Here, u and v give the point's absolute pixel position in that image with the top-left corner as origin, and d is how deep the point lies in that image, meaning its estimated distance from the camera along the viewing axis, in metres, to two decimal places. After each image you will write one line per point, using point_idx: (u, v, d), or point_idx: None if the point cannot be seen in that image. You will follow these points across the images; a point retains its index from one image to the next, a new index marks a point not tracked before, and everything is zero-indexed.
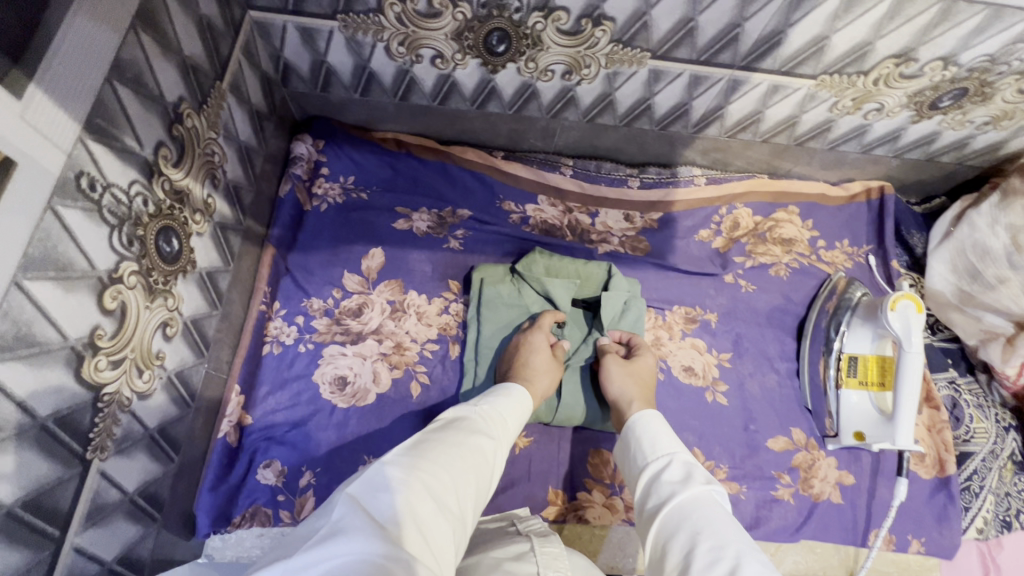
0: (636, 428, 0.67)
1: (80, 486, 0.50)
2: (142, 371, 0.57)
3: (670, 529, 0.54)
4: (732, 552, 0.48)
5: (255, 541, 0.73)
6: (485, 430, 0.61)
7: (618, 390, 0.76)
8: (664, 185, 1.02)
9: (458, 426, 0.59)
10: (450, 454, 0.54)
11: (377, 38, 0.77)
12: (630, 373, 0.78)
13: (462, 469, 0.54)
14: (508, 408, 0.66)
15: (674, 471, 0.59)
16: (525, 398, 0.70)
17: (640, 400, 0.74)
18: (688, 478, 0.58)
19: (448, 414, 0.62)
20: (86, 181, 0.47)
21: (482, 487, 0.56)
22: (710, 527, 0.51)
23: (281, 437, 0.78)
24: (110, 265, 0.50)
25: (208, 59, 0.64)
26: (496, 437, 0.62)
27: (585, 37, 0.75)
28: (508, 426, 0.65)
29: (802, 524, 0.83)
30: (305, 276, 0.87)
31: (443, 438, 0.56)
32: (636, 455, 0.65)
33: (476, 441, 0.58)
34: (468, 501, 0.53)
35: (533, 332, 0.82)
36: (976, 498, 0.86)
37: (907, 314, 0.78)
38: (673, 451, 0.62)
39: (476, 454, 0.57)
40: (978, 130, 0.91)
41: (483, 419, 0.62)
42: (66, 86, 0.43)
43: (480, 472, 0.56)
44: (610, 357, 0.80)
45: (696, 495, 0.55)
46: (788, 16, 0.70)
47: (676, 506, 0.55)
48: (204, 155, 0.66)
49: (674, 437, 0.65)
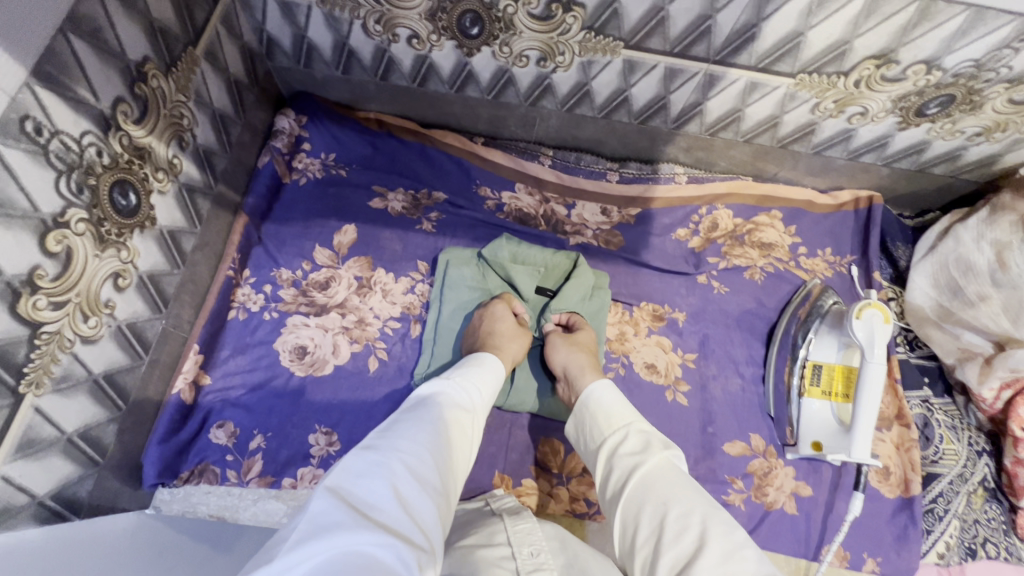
0: (591, 403, 0.67)
1: (10, 416, 0.52)
2: (87, 317, 0.59)
3: (638, 502, 0.55)
4: (697, 518, 0.51)
5: (202, 497, 0.75)
6: (460, 405, 0.62)
7: (565, 361, 0.77)
8: (644, 181, 1.01)
9: (434, 405, 0.59)
10: (428, 434, 0.54)
11: (354, 15, 0.79)
12: (575, 345, 0.79)
13: (440, 447, 0.55)
14: (481, 378, 0.67)
15: (634, 442, 0.61)
16: (498, 367, 0.72)
17: (591, 366, 0.74)
18: (647, 446, 0.59)
19: (423, 392, 0.62)
20: (32, 125, 0.49)
21: (462, 460, 0.58)
22: (674, 495, 0.53)
23: (237, 399, 0.79)
24: (55, 209, 0.53)
25: (179, 23, 0.67)
26: (473, 414, 0.63)
27: (556, 22, 0.75)
28: (483, 399, 0.66)
29: (752, 530, 0.80)
30: (276, 246, 0.89)
31: (418, 420, 0.56)
32: (593, 432, 0.65)
33: (452, 419, 0.59)
34: (450, 477, 0.54)
35: (494, 303, 0.83)
36: (940, 521, 0.83)
37: (873, 323, 0.76)
38: (628, 423, 0.63)
39: (454, 432, 0.58)
40: (969, 141, 0.88)
41: (458, 394, 0.63)
42: (16, 31, 0.46)
43: (457, 447, 0.57)
44: (554, 336, 0.81)
45: (656, 463, 0.57)
46: (761, 9, 0.69)
47: (639, 477, 0.57)
48: (171, 116, 0.68)
49: (628, 406, 0.66)
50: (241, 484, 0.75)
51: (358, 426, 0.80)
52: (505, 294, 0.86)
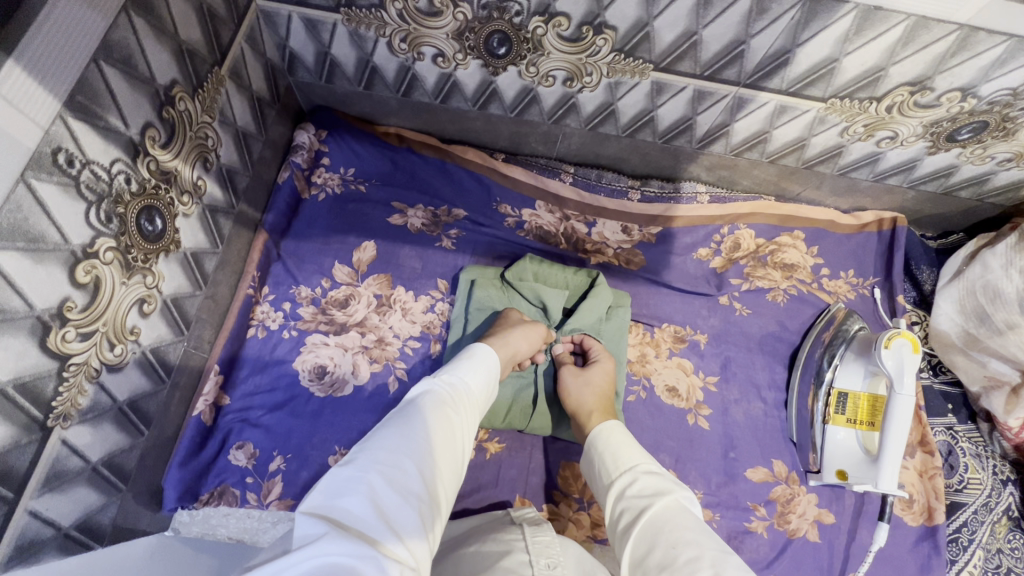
0: (599, 441, 0.67)
1: (38, 450, 0.52)
2: (113, 345, 0.59)
3: (647, 545, 0.53)
4: (709, 562, 0.48)
5: (221, 519, 0.72)
6: (453, 400, 0.59)
7: (575, 399, 0.76)
8: (665, 200, 1.00)
9: (422, 404, 0.56)
10: (415, 435, 0.51)
11: (380, 33, 0.78)
12: (586, 383, 0.77)
13: (430, 449, 0.51)
14: (471, 371, 0.64)
15: (643, 484, 0.59)
16: (490, 356, 0.69)
17: (600, 409, 0.73)
18: (657, 488, 0.58)
19: (414, 391, 0.59)
20: (64, 157, 0.48)
21: (457, 461, 0.55)
22: (685, 539, 0.51)
23: (256, 420, 0.78)
24: (85, 240, 0.52)
25: (206, 44, 0.66)
26: (467, 411, 0.60)
27: (586, 44, 0.74)
28: (477, 393, 0.63)
29: (775, 559, 0.78)
30: (296, 264, 0.88)
31: (406, 420, 0.53)
32: (602, 472, 0.65)
33: (444, 416, 0.56)
34: (445, 477, 0.52)
35: (511, 311, 0.83)
36: (964, 551, 0.82)
37: (902, 353, 0.75)
38: (634, 464, 0.62)
39: (448, 429, 0.55)
40: (999, 166, 0.87)
41: (449, 390, 0.60)
42: (49, 66, 0.45)
43: (450, 448, 0.54)
44: (563, 368, 0.80)
45: (666, 506, 0.56)
46: (796, 35, 0.67)
47: (647, 519, 0.55)
48: (197, 138, 0.68)
49: (636, 448, 0.65)
50: (262, 507, 0.73)
51: None
52: (513, 309, 0.84)
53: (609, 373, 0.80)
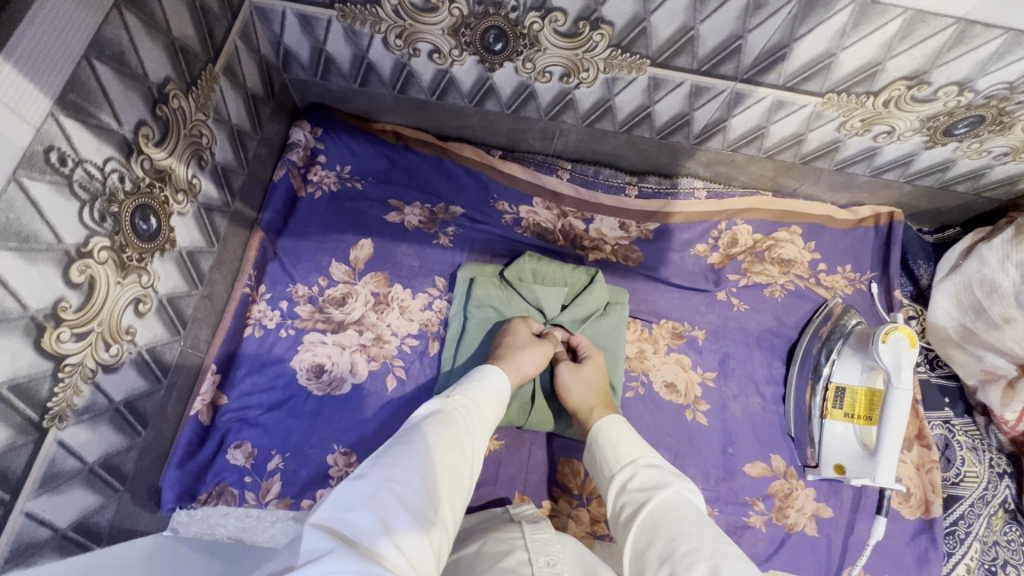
0: (601, 436, 0.67)
1: (34, 452, 0.52)
2: (109, 345, 0.58)
3: (647, 537, 0.53)
4: (709, 552, 0.48)
5: (220, 519, 0.72)
6: (461, 421, 0.58)
7: (578, 398, 0.75)
8: (663, 196, 1.00)
9: (431, 423, 0.56)
10: (424, 455, 0.51)
11: (375, 29, 0.78)
12: (583, 379, 0.77)
13: (438, 470, 0.51)
14: (479, 391, 0.64)
15: (644, 477, 0.59)
16: (502, 378, 0.69)
17: (601, 405, 0.73)
18: (657, 481, 0.58)
19: (423, 410, 0.59)
20: (56, 156, 0.48)
21: (464, 484, 0.55)
22: (685, 530, 0.51)
23: (255, 419, 0.78)
24: (78, 239, 0.52)
25: (200, 41, 0.66)
26: (476, 431, 0.60)
27: (583, 40, 0.73)
28: (485, 415, 0.63)
29: (773, 554, 0.79)
30: (293, 262, 0.88)
31: (416, 439, 0.53)
32: (603, 465, 0.65)
33: (453, 437, 0.56)
34: (451, 499, 0.51)
35: (516, 323, 0.81)
36: (961, 544, 0.82)
37: (899, 348, 0.75)
38: (637, 458, 0.62)
39: (456, 451, 0.55)
40: (995, 160, 0.88)
41: (457, 411, 0.59)
42: (38, 63, 0.44)
43: (458, 470, 0.54)
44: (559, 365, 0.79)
45: (666, 499, 0.55)
46: (793, 30, 0.67)
47: (649, 511, 0.55)
48: (190, 136, 0.67)
49: (638, 441, 0.65)
50: (261, 506, 0.73)
51: (375, 443, 0.77)
52: (517, 318, 0.83)
53: (602, 367, 0.80)
